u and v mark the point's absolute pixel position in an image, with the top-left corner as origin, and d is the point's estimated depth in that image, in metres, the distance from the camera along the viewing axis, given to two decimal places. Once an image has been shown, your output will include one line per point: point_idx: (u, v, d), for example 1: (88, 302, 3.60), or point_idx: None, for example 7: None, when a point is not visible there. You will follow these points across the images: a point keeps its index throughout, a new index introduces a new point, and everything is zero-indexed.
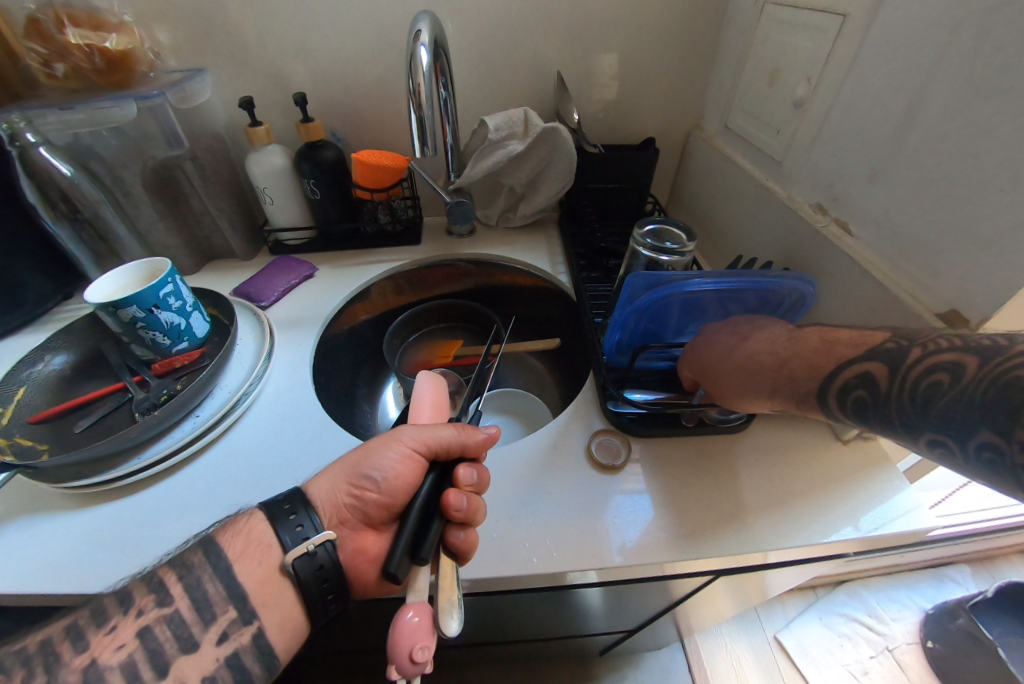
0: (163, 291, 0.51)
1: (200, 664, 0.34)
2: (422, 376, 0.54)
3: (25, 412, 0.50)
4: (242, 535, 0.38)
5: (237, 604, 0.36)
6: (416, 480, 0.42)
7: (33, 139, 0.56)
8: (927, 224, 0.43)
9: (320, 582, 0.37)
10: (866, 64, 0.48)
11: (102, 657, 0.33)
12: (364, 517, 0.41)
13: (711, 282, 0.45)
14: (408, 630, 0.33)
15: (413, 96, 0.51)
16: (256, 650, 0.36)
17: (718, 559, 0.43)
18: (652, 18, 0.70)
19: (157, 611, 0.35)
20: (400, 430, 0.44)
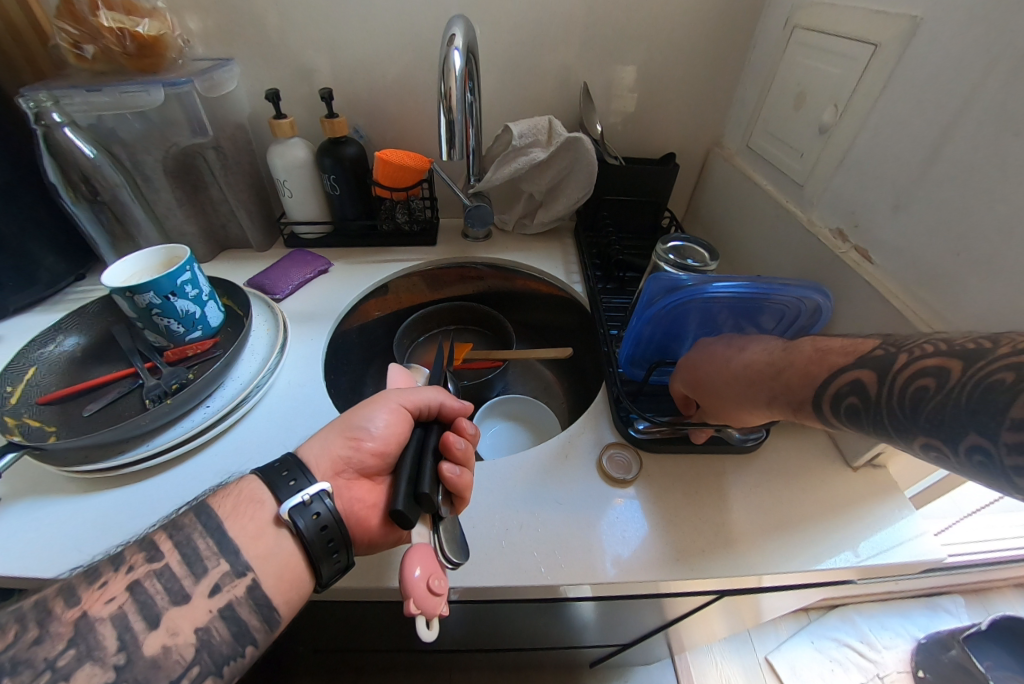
0: (180, 279, 0.50)
1: (193, 616, 0.33)
2: (392, 367, 0.53)
3: (35, 393, 0.49)
4: (232, 494, 0.38)
5: (229, 557, 0.35)
6: (405, 433, 0.43)
7: (59, 119, 0.55)
8: (950, 257, 0.43)
9: (319, 535, 0.36)
10: (895, 95, 0.48)
11: (93, 610, 0.31)
12: (359, 467, 0.41)
13: (734, 282, 0.44)
14: (416, 579, 0.35)
15: (444, 100, 0.52)
16: (252, 602, 0.34)
17: (717, 580, 0.43)
18: (681, 35, 0.71)
19: (148, 566, 0.34)
20: (387, 392, 0.45)
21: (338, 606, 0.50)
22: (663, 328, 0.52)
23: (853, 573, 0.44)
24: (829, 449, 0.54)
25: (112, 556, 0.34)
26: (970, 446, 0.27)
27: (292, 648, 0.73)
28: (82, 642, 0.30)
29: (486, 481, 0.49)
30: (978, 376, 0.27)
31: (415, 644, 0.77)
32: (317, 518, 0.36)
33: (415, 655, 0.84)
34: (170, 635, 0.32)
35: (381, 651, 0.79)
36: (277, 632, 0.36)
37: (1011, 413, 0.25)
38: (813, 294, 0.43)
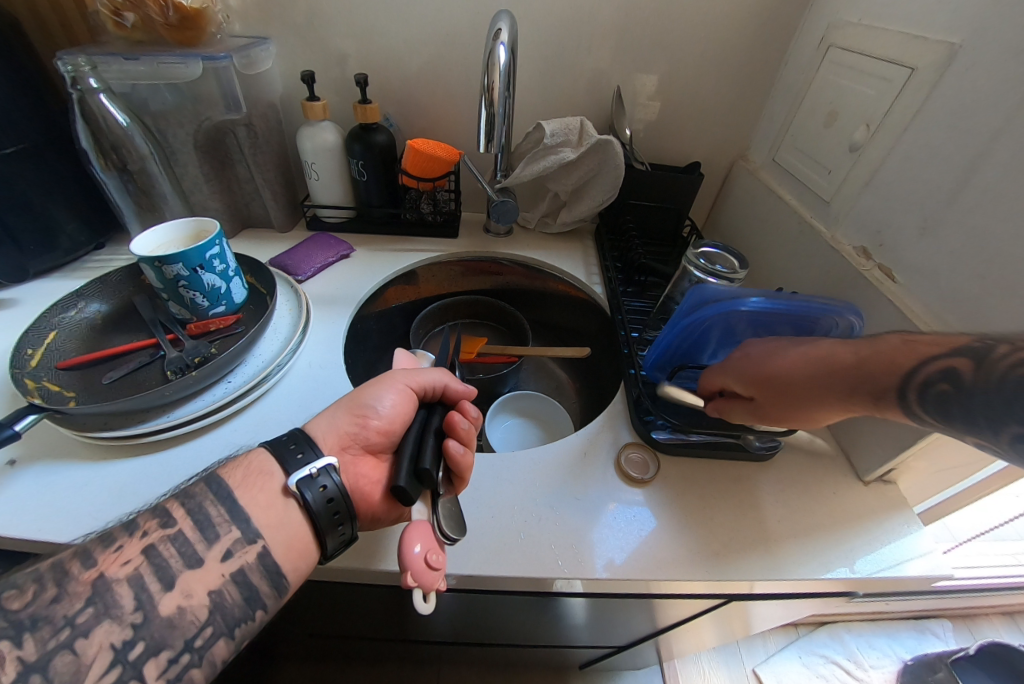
0: (209, 253, 0.50)
1: (207, 579, 0.33)
2: (397, 351, 0.55)
3: (54, 357, 0.49)
4: (242, 467, 0.38)
5: (240, 525, 0.35)
6: (410, 414, 0.44)
7: (95, 85, 0.55)
8: (975, 281, 0.44)
9: (328, 510, 0.36)
10: (929, 119, 0.49)
11: (110, 571, 0.31)
12: (365, 444, 0.42)
13: (764, 301, 0.46)
14: (414, 555, 0.36)
15: (488, 93, 0.52)
16: (262, 569, 0.35)
17: (704, 583, 0.43)
18: (715, 47, 0.71)
19: (161, 532, 0.34)
20: (392, 373, 0.46)
21: (346, 589, 0.50)
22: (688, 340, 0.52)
23: (846, 585, 0.44)
24: (841, 463, 0.54)
25: (126, 521, 0.34)
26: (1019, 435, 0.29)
27: (287, 630, 0.73)
28: (101, 600, 0.30)
29: (507, 472, 0.49)
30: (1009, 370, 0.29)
31: (411, 634, 0.77)
32: (326, 489, 0.36)
33: (408, 646, 0.84)
34: (185, 596, 0.32)
35: (376, 640, 0.79)
36: (285, 599, 0.36)
37: None
38: (842, 311, 0.45)
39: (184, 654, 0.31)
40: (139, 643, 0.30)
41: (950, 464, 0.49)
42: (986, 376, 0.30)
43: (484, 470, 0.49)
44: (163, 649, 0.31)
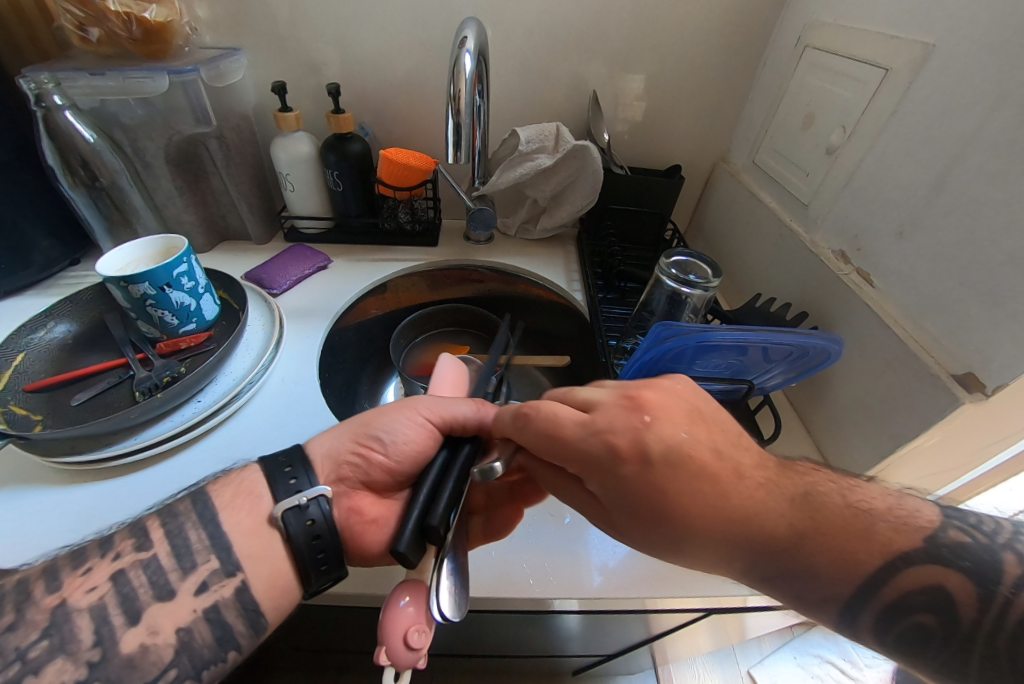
0: (177, 271, 0.50)
1: (177, 614, 0.32)
2: (442, 360, 0.56)
3: (22, 380, 0.48)
4: (231, 486, 0.37)
5: (219, 554, 0.34)
6: (425, 449, 0.42)
7: (60, 102, 0.54)
8: (952, 287, 0.43)
9: (310, 542, 0.35)
10: (904, 121, 0.48)
11: (72, 598, 0.31)
12: (365, 476, 0.41)
13: (730, 332, 0.44)
14: (398, 614, 0.33)
15: (453, 102, 0.52)
16: (239, 605, 0.34)
17: (701, 599, 0.43)
18: (693, 48, 0.70)
19: (134, 556, 0.33)
20: (417, 401, 0.44)
21: (323, 610, 0.49)
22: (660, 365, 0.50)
23: None
24: None
25: (101, 540, 0.34)
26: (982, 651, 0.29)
27: (273, 646, 0.72)
28: (58, 633, 0.29)
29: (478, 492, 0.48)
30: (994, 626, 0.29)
31: None
32: (313, 522, 0.36)
33: None
34: (154, 631, 0.31)
35: (365, 652, 0.79)
36: (260, 641, 0.35)
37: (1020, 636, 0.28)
38: (827, 343, 0.45)
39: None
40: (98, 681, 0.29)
41: (931, 471, 0.48)
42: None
43: None
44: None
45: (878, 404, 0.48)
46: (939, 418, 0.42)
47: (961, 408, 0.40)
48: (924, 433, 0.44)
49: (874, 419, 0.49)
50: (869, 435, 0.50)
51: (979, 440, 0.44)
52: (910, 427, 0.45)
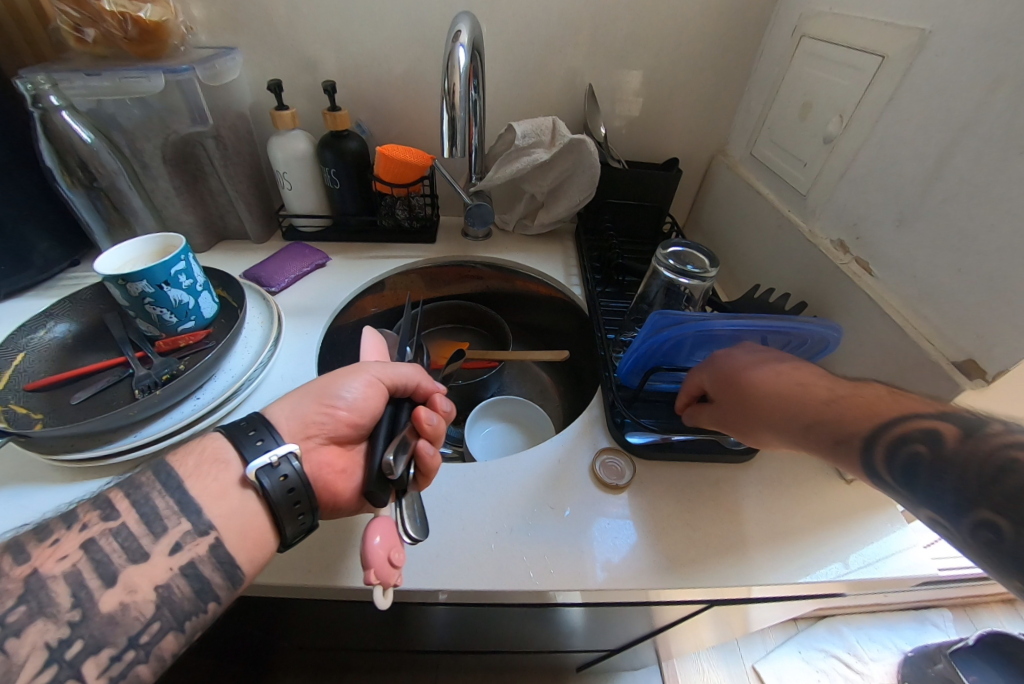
0: (175, 268, 0.50)
1: (153, 574, 0.32)
2: (365, 331, 0.54)
3: (22, 379, 0.49)
4: (194, 454, 0.37)
5: (190, 516, 0.34)
6: (380, 408, 0.43)
7: (57, 102, 0.55)
8: (951, 273, 0.43)
9: (286, 496, 0.35)
10: (900, 108, 0.48)
11: (44, 567, 0.30)
12: (330, 434, 0.41)
13: (728, 320, 0.45)
14: (375, 540, 0.35)
15: (449, 96, 0.51)
16: (214, 560, 0.33)
17: (704, 591, 0.42)
18: (688, 40, 0.70)
19: (103, 525, 0.33)
20: (366, 364, 0.45)
21: (324, 604, 0.49)
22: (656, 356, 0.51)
23: (842, 585, 0.44)
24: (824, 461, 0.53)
25: (64, 514, 0.33)
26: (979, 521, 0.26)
27: (276, 644, 0.72)
28: (34, 599, 0.29)
29: (480, 485, 0.48)
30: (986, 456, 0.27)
31: (402, 644, 0.76)
32: (283, 483, 0.35)
33: (402, 655, 0.83)
34: (132, 590, 0.31)
35: (368, 650, 0.79)
36: (241, 591, 0.35)
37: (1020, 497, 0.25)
38: (822, 331, 0.45)
39: (129, 651, 0.30)
40: (76, 641, 0.29)
41: None
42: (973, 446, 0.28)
43: (453, 483, 0.48)
44: (104, 648, 0.29)
45: None
46: None
47: (963, 394, 0.40)
48: None
49: None
50: None
51: None
52: None
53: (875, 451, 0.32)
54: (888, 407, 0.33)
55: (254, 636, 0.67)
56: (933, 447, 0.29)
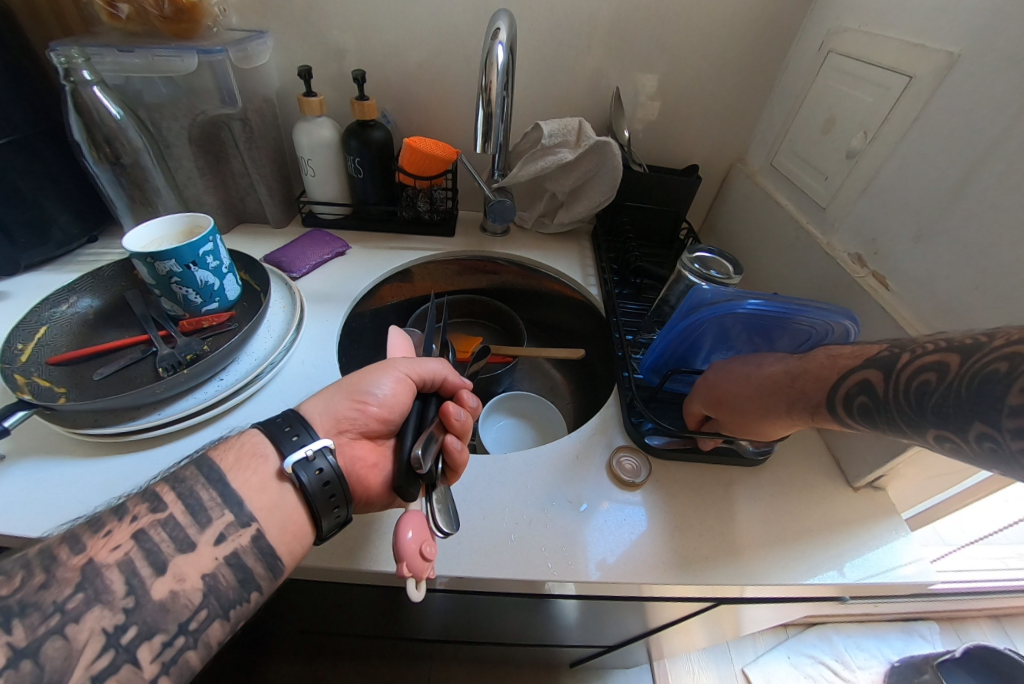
0: (202, 250, 0.50)
1: (199, 563, 0.32)
2: (391, 330, 0.54)
3: (45, 352, 0.49)
4: (233, 448, 0.37)
5: (233, 508, 0.34)
6: (410, 403, 0.44)
7: (89, 77, 0.54)
8: (968, 291, 0.44)
9: (323, 491, 0.36)
10: (926, 128, 0.49)
11: (99, 556, 0.30)
12: (362, 429, 0.41)
13: (763, 303, 0.46)
14: (409, 534, 0.36)
15: (485, 93, 0.52)
16: (257, 551, 0.34)
17: (697, 588, 0.43)
18: (715, 50, 0.71)
19: (151, 517, 0.33)
20: (393, 360, 0.45)
21: (337, 589, 0.50)
22: (684, 343, 0.52)
23: (836, 590, 0.45)
24: (832, 469, 0.55)
25: (114, 506, 0.33)
26: (979, 433, 0.28)
27: (278, 627, 0.73)
28: (90, 587, 0.29)
29: (499, 476, 0.49)
30: (974, 369, 0.29)
31: (402, 632, 0.77)
32: (321, 476, 0.36)
33: (400, 643, 0.84)
34: (182, 580, 0.32)
35: (368, 637, 0.80)
36: (281, 581, 0.36)
37: (1009, 402, 0.26)
38: (843, 318, 0.44)
39: (179, 637, 0.30)
40: (131, 626, 0.29)
41: (938, 472, 0.49)
42: (899, 381, 0.33)
43: (474, 474, 0.49)
44: (157, 634, 0.30)
45: None
46: None
47: None
48: None
49: None
50: None
51: None
52: None
53: (837, 408, 0.37)
54: (830, 369, 0.38)
55: (257, 618, 0.67)
56: (924, 372, 0.32)
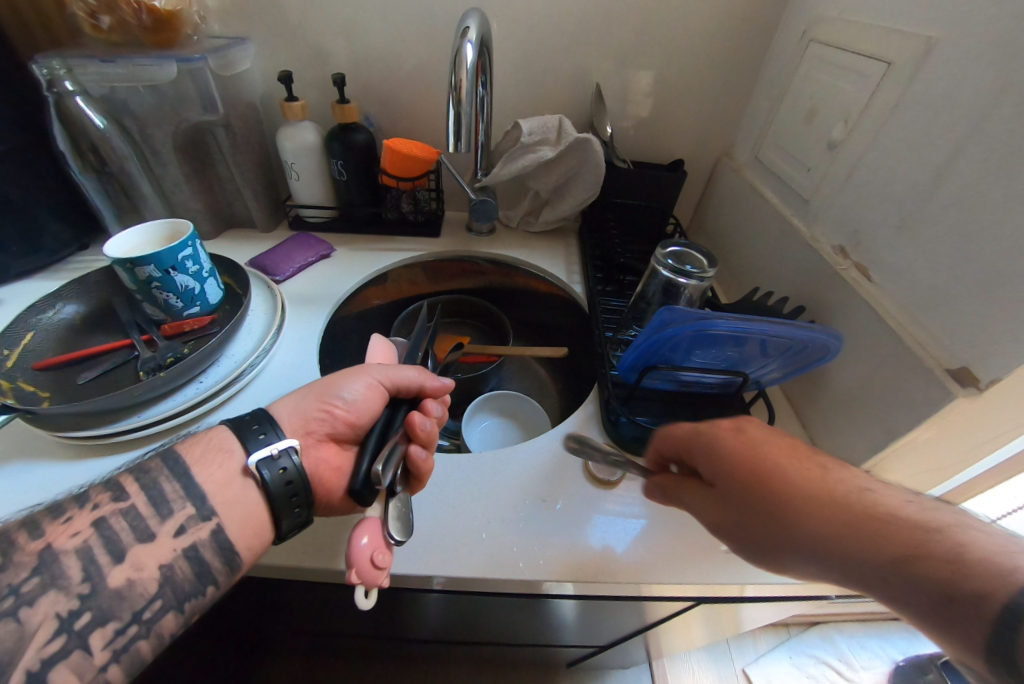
0: (182, 254, 0.51)
1: (158, 553, 0.33)
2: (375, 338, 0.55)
3: (30, 358, 0.50)
4: (201, 442, 0.37)
5: (195, 502, 0.35)
6: (379, 410, 0.44)
7: (70, 88, 0.56)
8: (948, 281, 0.43)
9: (284, 490, 0.36)
10: (905, 115, 0.48)
11: (57, 542, 0.31)
12: (330, 431, 0.42)
13: (730, 321, 0.45)
14: (361, 546, 0.37)
15: (454, 92, 0.52)
16: (215, 545, 0.34)
17: (695, 586, 0.43)
18: (698, 43, 0.70)
19: (113, 505, 0.33)
20: (368, 365, 0.46)
21: (319, 590, 0.50)
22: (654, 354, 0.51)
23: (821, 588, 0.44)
24: None
25: (76, 494, 0.34)
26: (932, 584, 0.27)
27: (272, 628, 0.74)
28: (46, 571, 0.30)
29: (476, 476, 0.48)
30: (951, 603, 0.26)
31: (395, 633, 0.77)
32: (286, 482, 0.36)
33: (394, 644, 0.84)
34: (139, 569, 0.32)
35: (362, 637, 0.80)
36: (239, 576, 0.36)
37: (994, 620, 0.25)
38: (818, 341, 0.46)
39: (133, 626, 0.31)
40: (85, 612, 0.30)
41: (924, 466, 0.48)
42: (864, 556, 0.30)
43: (451, 475, 0.48)
44: (111, 620, 0.31)
45: (873, 399, 0.48)
46: (933, 411, 0.42)
47: (955, 401, 0.40)
48: (916, 427, 0.44)
49: (868, 412, 0.49)
50: (863, 428, 0.50)
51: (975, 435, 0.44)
52: (903, 421, 0.45)
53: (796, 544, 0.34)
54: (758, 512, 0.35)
55: (250, 619, 0.68)
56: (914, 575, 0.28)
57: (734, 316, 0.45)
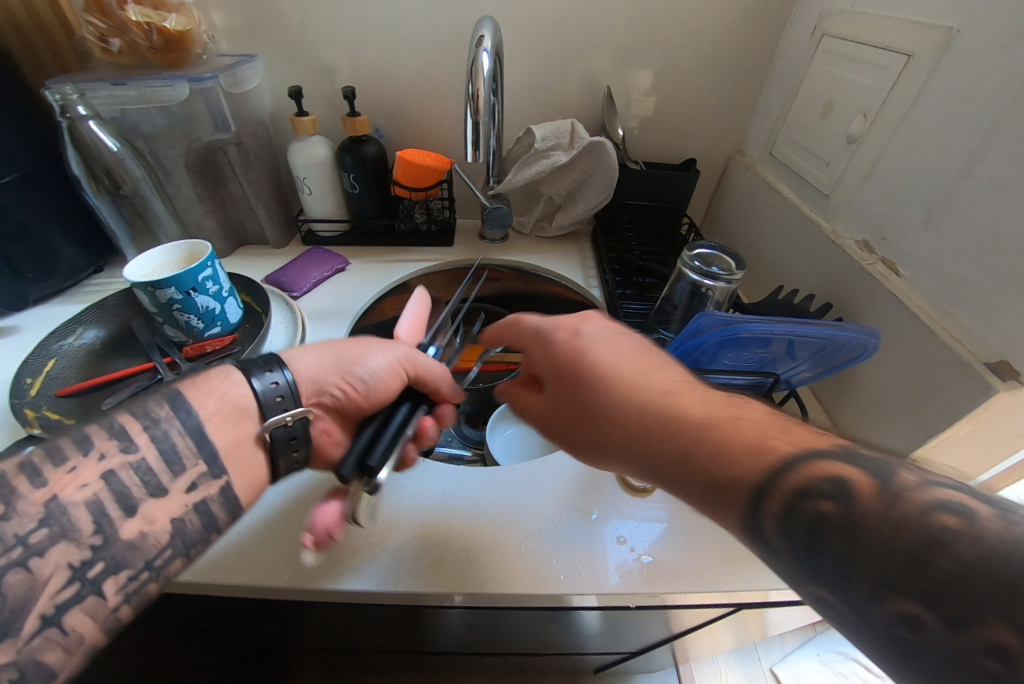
0: (202, 275, 0.50)
1: (170, 508, 0.32)
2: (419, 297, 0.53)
3: (54, 385, 0.49)
4: (213, 398, 0.36)
5: (207, 460, 0.34)
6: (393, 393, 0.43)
7: (84, 112, 0.55)
8: (981, 274, 0.42)
9: (288, 448, 0.37)
10: (928, 107, 0.47)
11: (65, 493, 0.29)
12: (335, 403, 0.42)
13: (759, 324, 0.45)
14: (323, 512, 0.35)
15: (472, 102, 0.52)
16: (223, 501, 0.34)
17: (724, 594, 0.42)
18: (706, 41, 0.70)
19: (121, 458, 0.31)
20: (401, 346, 0.44)
21: (353, 610, 0.49)
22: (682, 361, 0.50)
23: None
24: None
25: (79, 438, 0.32)
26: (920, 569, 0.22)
27: (299, 645, 0.73)
28: (56, 523, 0.29)
29: (505, 487, 0.48)
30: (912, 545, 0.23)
31: (421, 646, 0.77)
32: (287, 444, 0.37)
33: (421, 656, 0.84)
34: (155, 519, 0.32)
35: (389, 651, 0.80)
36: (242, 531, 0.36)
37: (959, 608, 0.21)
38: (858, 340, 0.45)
39: (143, 575, 0.31)
40: (105, 557, 0.29)
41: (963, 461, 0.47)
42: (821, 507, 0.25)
43: (480, 487, 0.48)
44: (123, 568, 0.30)
45: (908, 396, 0.48)
46: (974, 407, 0.41)
47: (997, 396, 0.39)
48: (954, 424, 0.43)
49: (904, 409, 0.48)
50: (897, 426, 0.49)
51: (1015, 429, 0.43)
52: (941, 418, 0.44)
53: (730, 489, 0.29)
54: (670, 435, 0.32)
55: (278, 639, 0.68)
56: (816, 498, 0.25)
57: (763, 317, 0.45)
